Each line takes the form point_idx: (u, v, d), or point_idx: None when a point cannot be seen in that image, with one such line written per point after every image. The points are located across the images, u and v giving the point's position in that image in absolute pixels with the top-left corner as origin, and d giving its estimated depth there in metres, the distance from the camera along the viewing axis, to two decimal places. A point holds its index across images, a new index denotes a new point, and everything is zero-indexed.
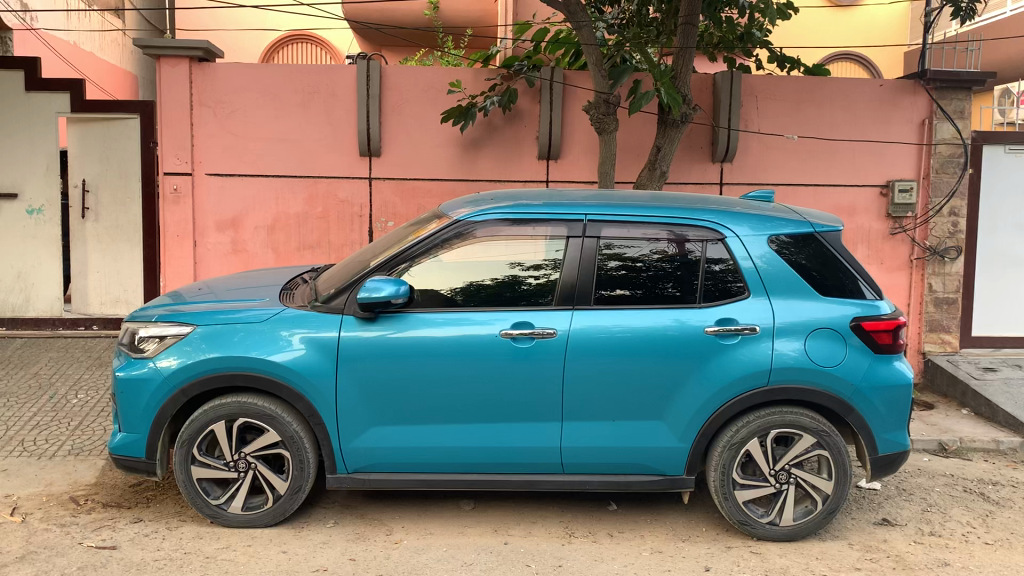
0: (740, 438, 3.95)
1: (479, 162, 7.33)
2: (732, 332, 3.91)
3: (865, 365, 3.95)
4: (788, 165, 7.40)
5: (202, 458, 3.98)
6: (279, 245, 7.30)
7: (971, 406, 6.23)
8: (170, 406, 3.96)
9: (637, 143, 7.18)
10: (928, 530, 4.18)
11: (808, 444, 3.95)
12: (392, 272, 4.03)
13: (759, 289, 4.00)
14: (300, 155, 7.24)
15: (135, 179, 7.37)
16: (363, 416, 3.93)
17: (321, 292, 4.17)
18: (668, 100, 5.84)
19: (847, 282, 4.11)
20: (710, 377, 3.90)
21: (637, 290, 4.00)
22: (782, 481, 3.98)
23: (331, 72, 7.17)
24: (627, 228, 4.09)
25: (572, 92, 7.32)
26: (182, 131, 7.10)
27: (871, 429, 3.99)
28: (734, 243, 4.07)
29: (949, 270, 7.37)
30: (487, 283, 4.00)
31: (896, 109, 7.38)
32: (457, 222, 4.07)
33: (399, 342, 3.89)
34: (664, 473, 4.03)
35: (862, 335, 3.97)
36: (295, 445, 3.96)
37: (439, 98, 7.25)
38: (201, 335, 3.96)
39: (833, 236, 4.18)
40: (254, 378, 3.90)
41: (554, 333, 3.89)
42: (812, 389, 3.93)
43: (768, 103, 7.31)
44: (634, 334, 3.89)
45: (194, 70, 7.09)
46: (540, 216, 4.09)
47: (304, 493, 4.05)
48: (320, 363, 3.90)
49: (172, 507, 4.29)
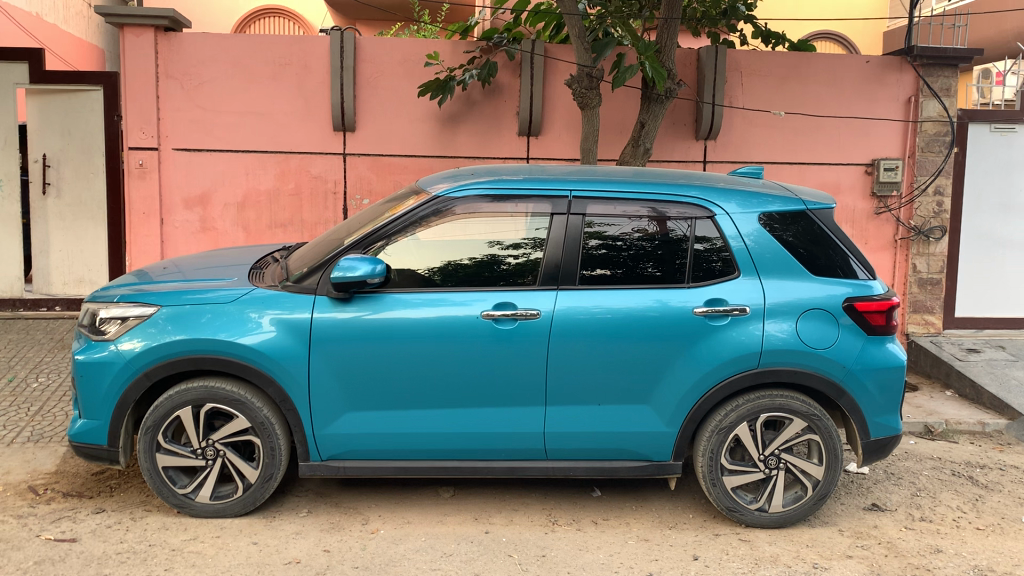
0: (729, 422, 3.82)
1: (458, 138, 7.13)
2: (721, 313, 3.77)
3: (857, 346, 3.83)
4: (772, 142, 7.27)
5: (168, 446, 3.79)
6: (249, 223, 7.07)
7: (956, 388, 6.15)
8: (133, 391, 3.76)
9: (620, 119, 7.03)
10: (919, 516, 4.09)
11: (799, 428, 3.84)
12: (368, 251, 3.85)
13: (749, 269, 3.86)
14: (272, 129, 7.00)
15: (98, 153, 7.08)
16: (337, 400, 3.76)
17: (292, 272, 3.98)
18: (653, 75, 5.68)
19: (838, 260, 3.97)
20: (698, 360, 3.76)
21: (617, 269, 3.84)
22: (771, 466, 3.86)
23: (303, 43, 6.93)
24: (612, 205, 3.92)
25: (554, 66, 7.13)
26: (147, 103, 6.82)
27: (864, 412, 3.87)
28: (724, 221, 3.92)
29: (934, 250, 7.32)
30: (464, 262, 3.82)
31: (881, 86, 7.27)
32: (436, 199, 3.89)
33: (376, 323, 3.72)
34: (650, 458, 3.89)
35: (854, 316, 3.84)
36: (266, 432, 3.78)
37: (416, 71, 7.03)
38: (167, 317, 3.76)
39: (825, 214, 4.04)
40: (222, 362, 3.71)
41: (538, 314, 3.73)
42: (803, 372, 3.81)
43: (752, 79, 7.17)
44: (619, 316, 3.74)
45: (160, 40, 6.82)
46: (523, 193, 3.92)
47: (276, 481, 3.87)
48: (292, 345, 3.71)
49: (137, 496, 4.10)
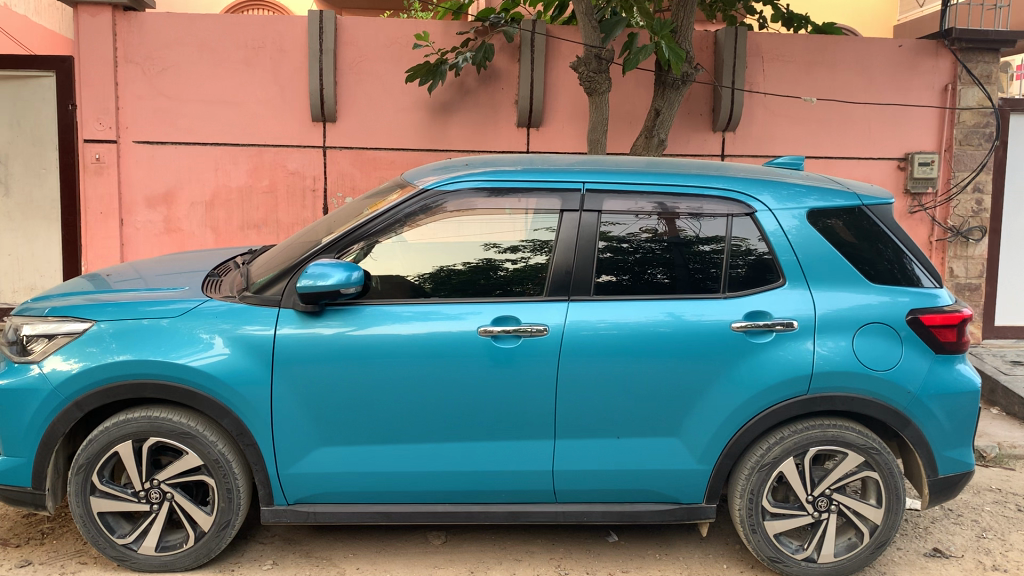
0: (772, 457, 3.23)
1: (451, 129, 6.58)
2: (764, 329, 3.17)
3: (924, 367, 3.23)
4: (792, 133, 6.71)
5: (105, 488, 3.19)
6: (218, 225, 6.51)
7: (1002, 406, 5.55)
8: (61, 424, 3.15)
9: (630, 108, 6.58)
10: (990, 564, 3.50)
11: (854, 464, 3.25)
12: (344, 255, 3.24)
13: (796, 276, 3.26)
14: (244, 119, 6.44)
15: (51, 146, 6.39)
16: (306, 433, 3.15)
17: (254, 279, 3.37)
18: (670, 56, 5.04)
19: (896, 263, 3.36)
20: (739, 382, 3.16)
21: (624, 275, 3.25)
22: (821, 509, 3.26)
23: (279, 24, 6.36)
24: (630, 200, 3.31)
25: (556, 47, 6.56)
26: (105, 91, 6.24)
27: (931, 445, 3.27)
28: (765, 218, 3.31)
29: (972, 253, 6.82)
30: (458, 268, 3.24)
31: (916, 73, 6.72)
32: (425, 193, 3.28)
33: (354, 341, 3.11)
34: (679, 501, 3.28)
35: (919, 330, 3.24)
36: (222, 471, 3.18)
37: (405, 55, 6.48)
38: (108, 332, 3.15)
39: (884, 211, 3.43)
40: (167, 389, 3.11)
41: (546, 329, 3.12)
42: (861, 398, 3.22)
43: (774, 64, 6.61)
44: (637, 332, 3.14)
45: (118, 20, 6.24)
46: (526, 184, 3.30)
47: (234, 529, 3.26)
48: (251, 368, 3.11)
49: (73, 544, 3.49)
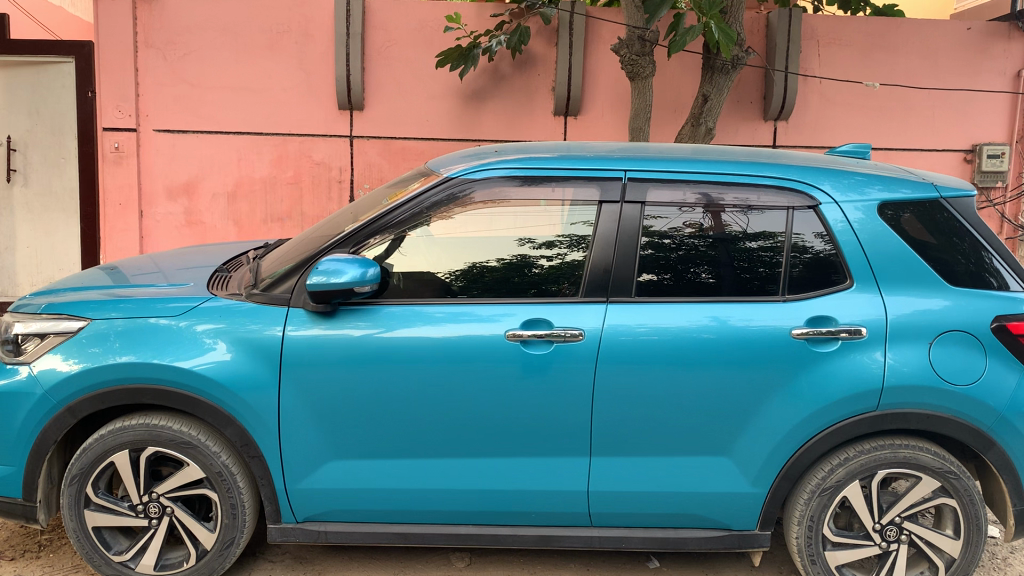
0: (835, 481, 2.87)
1: (483, 118, 6.48)
2: (829, 337, 2.81)
3: (1011, 382, 2.85)
4: (847, 122, 6.63)
5: (100, 500, 2.94)
6: (241, 217, 6.48)
7: None
8: (53, 431, 2.90)
9: (675, 95, 6.32)
10: None
11: (930, 489, 2.88)
12: (361, 250, 2.95)
13: (866, 278, 2.90)
14: (268, 106, 6.37)
15: (70, 135, 6.52)
16: (317, 445, 2.86)
17: (263, 275, 3.10)
18: (720, 38, 4.67)
19: (976, 262, 2.98)
20: (799, 395, 2.81)
21: (669, 274, 2.92)
22: (889, 540, 2.91)
23: (305, 7, 6.29)
24: (678, 190, 2.97)
25: (597, 30, 6.41)
26: (125, 77, 6.19)
27: (1018, 469, 2.90)
28: (829, 211, 2.95)
29: None
30: (491, 264, 2.95)
31: (985, 57, 6.62)
32: (450, 181, 2.98)
33: (371, 346, 2.81)
34: (729, 527, 2.95)
35: (1007, 340, 2.85)
36: (225, 485, 2.90)
37: (436, 38, 6.37)
38: (108, 331, 2.88)
39: (964, 204, 3.05)
40: (166, 396, 2.84)
41: (582, 335, 2.80)
42: (938, 416, 2.85)
43: (831, 48, 6.51)
44: (683, 338, 2.80)
45: (139, 5, 6.17)
46: (562, 173, 2.98)
47: (238, 547, 2.99)
48: (256, 373, 2.82)
49: (70, 559, 3.25)
